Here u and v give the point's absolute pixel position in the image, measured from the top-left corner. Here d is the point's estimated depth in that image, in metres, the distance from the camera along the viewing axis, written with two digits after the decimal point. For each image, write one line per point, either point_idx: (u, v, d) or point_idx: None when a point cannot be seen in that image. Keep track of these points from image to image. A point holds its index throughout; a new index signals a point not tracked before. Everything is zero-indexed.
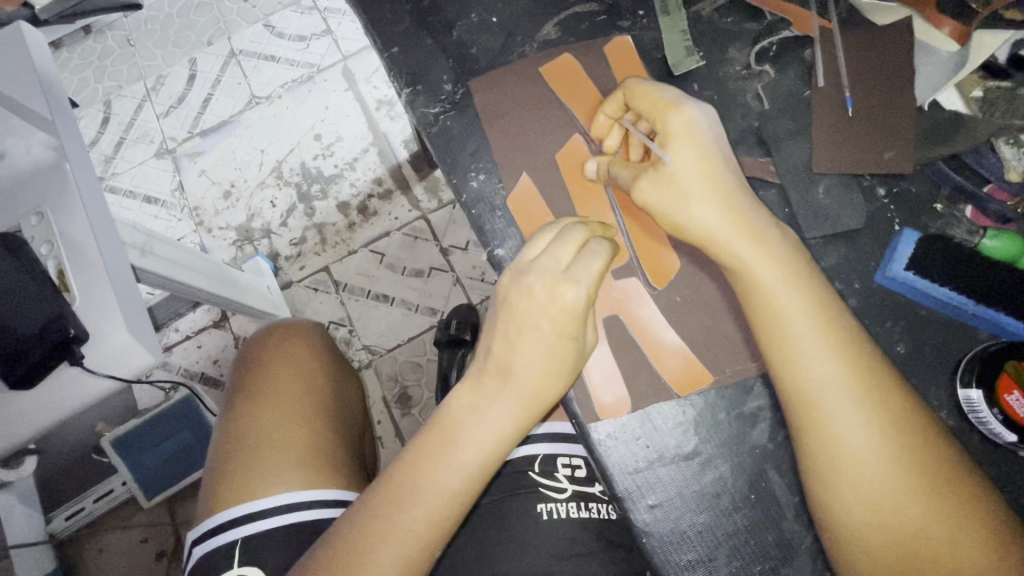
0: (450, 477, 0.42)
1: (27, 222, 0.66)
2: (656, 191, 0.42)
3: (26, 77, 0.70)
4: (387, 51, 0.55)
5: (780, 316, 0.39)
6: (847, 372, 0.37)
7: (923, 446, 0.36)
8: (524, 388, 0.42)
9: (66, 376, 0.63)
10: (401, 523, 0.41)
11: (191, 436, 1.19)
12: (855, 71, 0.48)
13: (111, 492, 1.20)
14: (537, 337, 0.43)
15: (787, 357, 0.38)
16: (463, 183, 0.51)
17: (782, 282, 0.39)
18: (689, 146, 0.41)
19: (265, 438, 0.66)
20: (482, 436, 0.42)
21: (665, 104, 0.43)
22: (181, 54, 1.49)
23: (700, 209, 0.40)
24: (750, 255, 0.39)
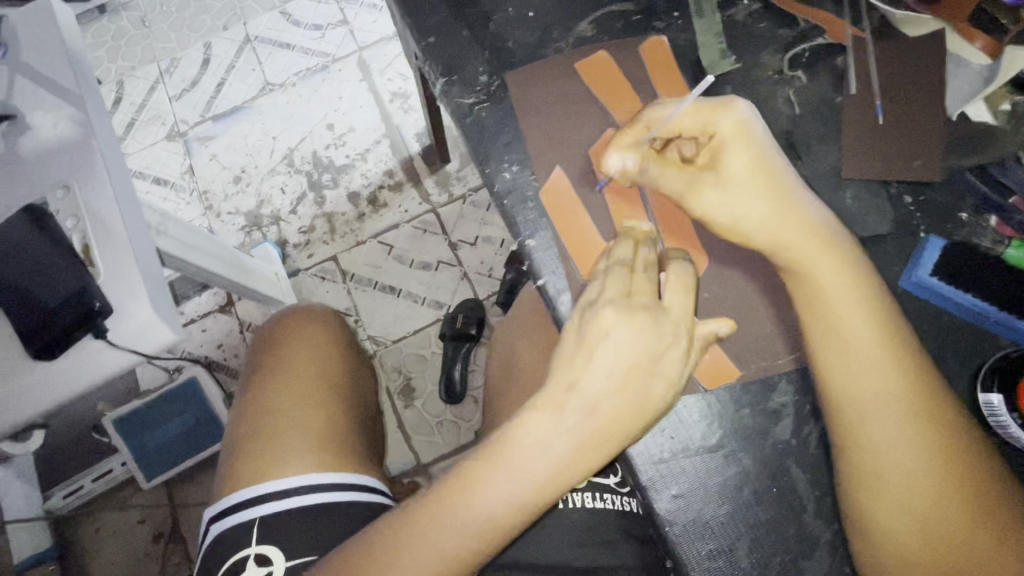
0: (502, 500, 0.41)
1: (53, 195, 0.66)
2: (719, 193, 0.43)
3: (55, 51, 0.71)
4: (423, 41, 0.56)
5: (836, 313, 0.40)
6: (896, 379, 0.39)
7: (957, 453, 0.38)
8: (599, 423, 0.41)
9: (85, 351, 0.62)
10: (451, 526, 0.41)
11: (194, 419, 1.18)
12: (886, 81, 0.49)
13: (111, 472, 1.19)
14: (613, 367, 0.41)
15: (839, 354, 0.40)
16: (496, 174, 0.51)
17: (845, 285, 0.41)
18: (743, 149, 0.43)
19: (293, 425, 0.67)
20: (540, 466, 0.40)
21: (711, 108, 0.45)
22: (195, 37, 1.49)
23: (763, 207, 0.42)
24: (815, 256, 0.41)
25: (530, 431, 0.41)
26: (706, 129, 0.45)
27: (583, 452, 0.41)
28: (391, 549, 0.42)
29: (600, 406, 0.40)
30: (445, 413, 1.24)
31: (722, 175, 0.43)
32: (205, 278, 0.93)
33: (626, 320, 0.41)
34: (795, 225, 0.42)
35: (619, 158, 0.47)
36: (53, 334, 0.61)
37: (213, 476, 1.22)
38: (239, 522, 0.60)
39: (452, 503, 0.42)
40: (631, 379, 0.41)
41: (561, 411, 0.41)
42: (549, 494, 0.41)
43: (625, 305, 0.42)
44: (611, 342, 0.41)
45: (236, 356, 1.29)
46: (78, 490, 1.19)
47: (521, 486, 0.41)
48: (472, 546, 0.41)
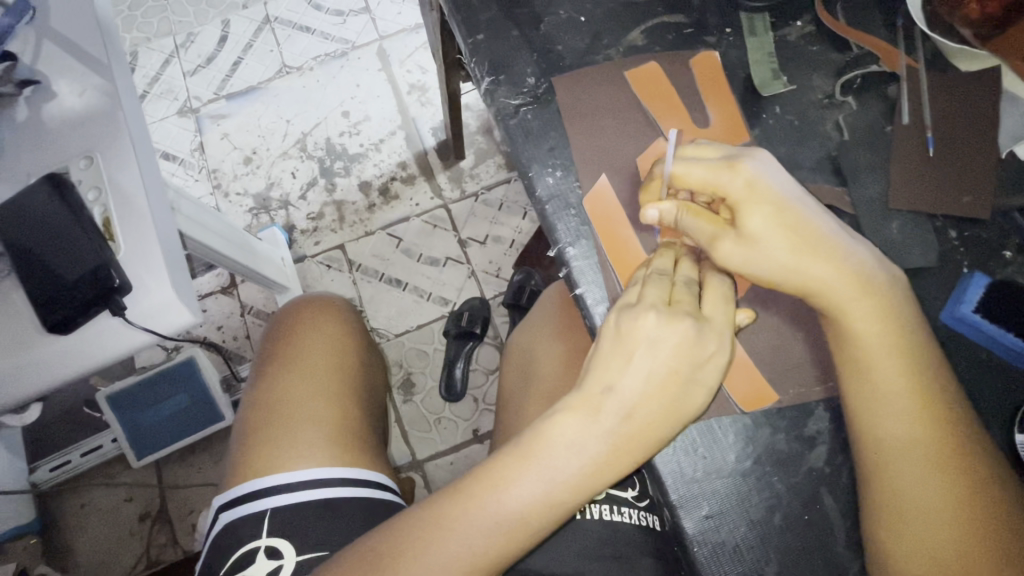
0: (528, 499, 0.40)
1: (76, 164, 0.64)
2: (742, 253, 0.41)
3: (84, 18, 0.69)
4: (471, 38, 0.55)
5: (865, 353, 0.41)
6: (924, 420, 0.39)
7: (983, 502, 0.38)
8: (627, 426, 0.40)
9: (100, 327, 0.61)
10: (468, 524, 0.40)
11: (189, 400, 1.15)
12: (937, 113, 0.49)
13: (100, 448, 1.17)
14: (653, 373, 0.41)
15: (864, 391, 0.41)
16: (539, 178, 0.51)
17: (877, 326, 0.41)
18: (760, 207, 0.41)
19: (307, 416, 0.66)
20: (571, 466, 0.40)
21: (720, 168, 0.42)
22: (214, 14, 1.47)
23: (785, 263, 0.41)
24: (846, 300, 0.41)
25: (564, 432, 0.41)
26: (715, 191, 0.43)
27: (614, 458, 0.40)
28: (411, 541, 0.40)
29: (637, 411, 0.40)
30: (444, 411, 1.23)
31: (744, 233, 0.41)
32: (213, 259, 0.93)
33: (667, 324, 0.41)
34: (822, 271, 0.41)
35: (657, 209, 0.44)
36: (69, 308, 0.59)
37: (205, 459, 1.21)
38: (244, 515, 0.59)
39: (478, 498, 0.40)
40: (669, 386, 0.41)
41: (596, 414, 0.41)
42: (573, 501, 0.40)
43: (667, 310, 0.42)
44: (651, 345, 0.41)
45: (235, 339, 1.27)
46: (66, 464, 1.16)
47: (549, 487, 0.40)
48: (495, 545, 0.40)
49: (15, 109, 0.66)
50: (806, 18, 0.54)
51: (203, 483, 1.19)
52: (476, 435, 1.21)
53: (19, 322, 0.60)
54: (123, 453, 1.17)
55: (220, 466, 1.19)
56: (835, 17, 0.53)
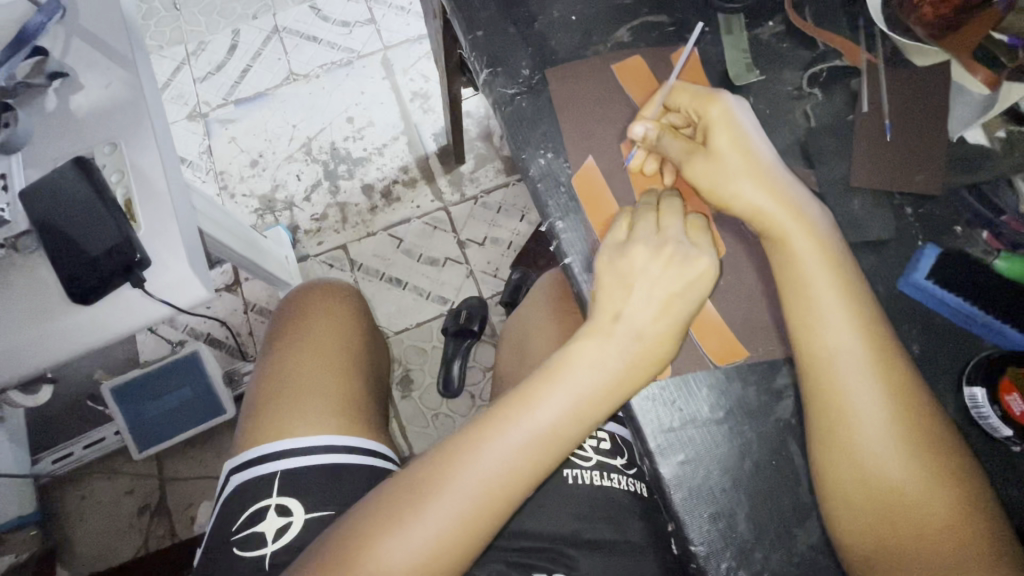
0: (555, 415, 0.47)
1: (101, 150, 0.69)
2: (708, 168, 0.49)
3: (111, 18, 0.74)
4: (472, 34, 0.60)
5: (808, 286, 0.45)
6: (869, 353, 0.43)
7: (922, 429, 0.42)
8: (642, 344, 0.47)
9: (119, 300, 0.65)
10: (496, 444, 0.46)
11: (191, 394, 1.18)
12: (895, 103, 0.53)
13: (103, 441, 1.19)
14: (655, 297, 0.48)
15: (811, 331, 0.45)
16: (532, 160, 0.55)
17: (817, 256, 0.46)
18: (727, 131, 0.49)
19: (320, 383, 0.70)
20: (592, 381, 0.47)
21: (703, 98, 0.51)
22: (225, 23, 1.54)
23: (742, 182, 0.48)
24: (788, 226, 0.47)
25: (582, 354, 0.48)
26: (699, 115, 0.51)
27: (634, 372, 0.46)
28: (452, 457, 0.47)
29: (647, 330, 0.47)
30: (441, 406, 1.26)
31: (712, 151, 0.50)
32: (221, 253, 0.97)
33: (657, 252, 0.48)
34: (760, 196, 0.47)
35: (643, 124, 0.51)
36: (92, 280, 0.63)
37: (205, 451, 1.23)
38: (256, 475, 0.63)
39: (511, 419, 0.47)
40: (672, 306, 0.47)
41: (610, 336, 0.48)
42: (601, 411, 0.47)
43: (656, 240, 0.48)
44: (647, 275, 0.48)
45: (239, 334, 1.31)
46: (69, 456, 1.19)
47: (576, 402, 0.47)
48: (531, 456, 0.46)
49: (44, 99, 0.71)
50: (777, 19, 0.59)
51: (202, 475, 1.21)
52: None
53: (45, 294, 0.64)
54: (125, 446, 1.19)
55: (220, 459, 1.22)
56: (803, 18, 0.58)
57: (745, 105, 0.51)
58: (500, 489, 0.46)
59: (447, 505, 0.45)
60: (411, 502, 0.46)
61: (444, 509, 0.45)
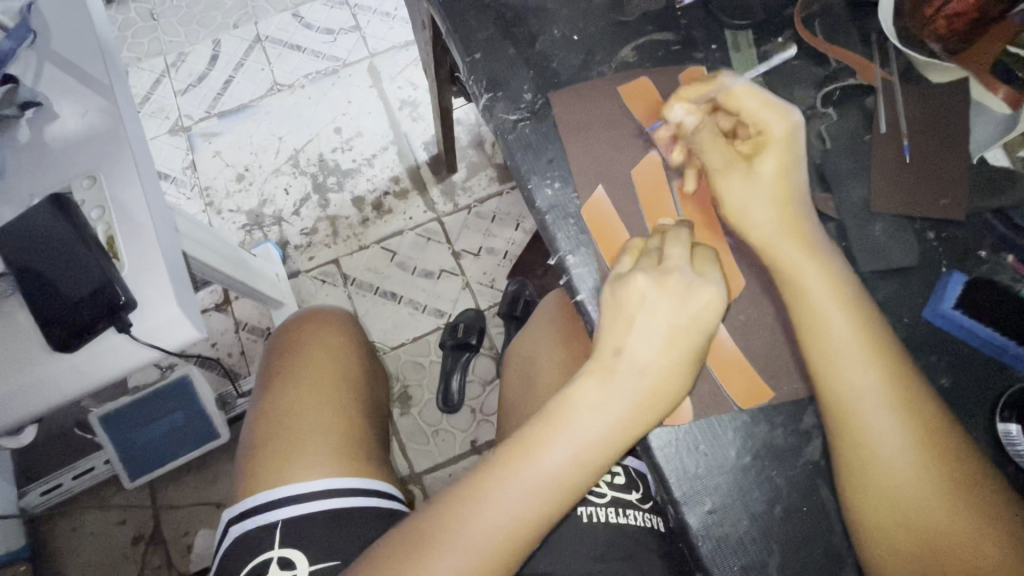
0: (562, 461, 0.44)
1: (78, 184, 0.65)
2: (740, 185, 0.47)
3: (86, 41, 0.70)
4: (470, 56, 0.57)
5: (818, 325, 0.44)
6: (887, 394, 0.41)
7: (949, 460, 0.40)
8: (647, 383, 0.44)
9: (104, 345, 0.61)
10: (504, 493, 0.44)
11: (184, 418, 1.13)
12: (913, 121, 0.52)
13: (93, 470, 1.15)
14: (657, 334, 0.45)
15: (825, 370, 0.43)
16: (538, 190, 0.53)
17: (841, 306, 0.44)
18: (779, 153, 0.47)
19: (317, 424, 0.68)
20: (596, 423, 0.44)
21: (768, 111, 0.48)
22: (205, 33, 1.49)
23: (769, 214, 0.46)
24: (796, 261, 0.45)
25: (586, 396, 0.45)
26: (756, 125, 0.48)
27: (639, 413, 0.44)
28: (456, 507, 0.44)
29: (650, 367, 0.45)
30: (441, 423, 1.24)
31: (751, 172, 0.47)
32: (208, 275, 0.93)
33: (657, 286, 0.45)
34: (785, 243, 0.46)
35: (681, 109, 0.51)
36: (77, 326, 0.59)
37: (200, 477, 1.19)
38: (256, 526, 0.61)
39: (515, 465, 0.45)
40: (677, 341, 0.45)
41: (612, 375, 0.45)
42: (606, 455, 0.45)
43: (657, 272, 0.46)
44: (648, 307, 0.45)
45: (230, 355, 1.27)
46: (58, 487, 1.14)
47: (581, 446, 0.44)
48: (536, 504, 0.44)
49: (17, 131, 0.67)
50: (786, 34, 0.57)
51: (199, 503, 1.18)
52: (474, 447, 1.22)
53: (25, 340, 0.61)
54: (116, 474, 1.15)
55: (216, 486, 1.18)
56: (813, 33, 0.57)
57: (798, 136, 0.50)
58: (504, 540, 0.43)
59: (452, 560, 0.42)
60: (417, 555, 0.43)
61: (448, 565, 0.42)
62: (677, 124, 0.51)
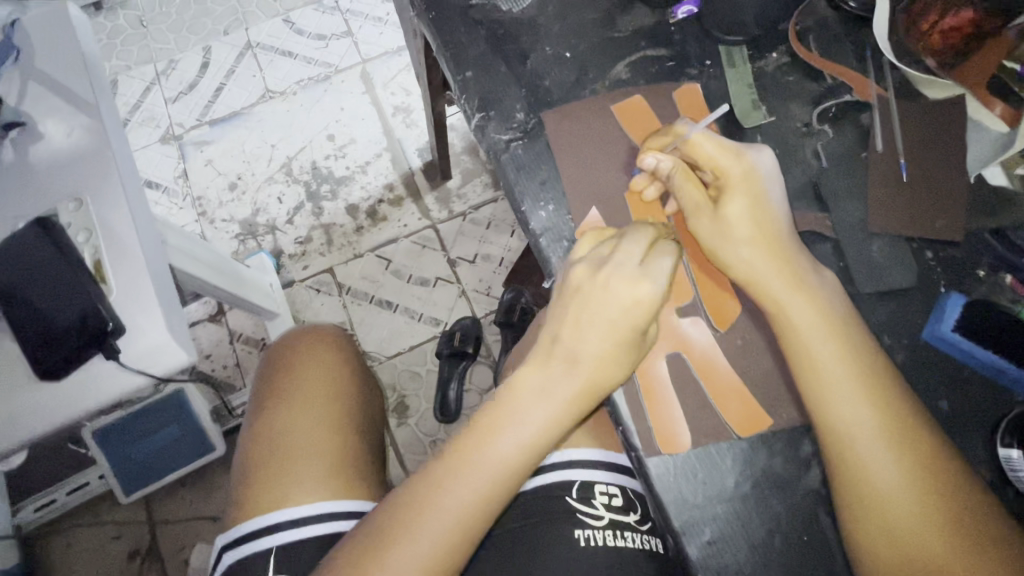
0: (510, 446, 0.46)
1: (64, 206, 0.64)
2: (712, 229, 0.45)
3: (71, 59, 0.69)
4: (460, 75, 0.57)
5: (813, 354, 0.42)
6: (886, 423, 0.41)
7: (951, 492, 0.39)
8: (583, 369, 0.45)
9: (91, 371, 0.60)
10: (454, 480, 0.46)
11: (179, 430, 1.12)
12: (909, 139, 0.51)
13: (86, 485, 1.14)
14: (593, 324, 0.45)
15: (820, 401, 0.42)
16: (532, 212, 0.52)
17: (833, 333, 0.42)
18: (744, 197, 0.44)
19: (306, 445, 0.67)
20: (540, 413, 0.46)
21: (729, 150, 0.45)
22: (195, 41, 1.48)
23: (744, 253, 0.44)
24: (782, 297, 0.43)
25: (527, 383, 0.46)
26: (714, 171, 0.46)
27: (579, 398, 0.45)
28: (415, 499, 0.46)
29: (585, 356, 0.45)
30: (439, 432, 1.22)
31: (720, 216, 0.44)
32: (198, 288, 0.92)
33: (592, 276, 0.45)
34: (770, 274, 0.43)
35: (655, 158, 0.47)
36: (63, 353, 0.58)
37: (196, 491, 1.18)
38: (253, 552, 0.61)
39: (465, 457, 0.46)
40: (612, 332, 0.44)
41: (550, 364, 0.46)
42: (548, 437, 0.46)
43: (596, 262, 0.46)
44: (589, 301, 0.45)
45: (224, 367, 1.26)
46: (51, 503, 1.13)
47: (525, 430, 0.46)
48: (483, 493, 0.45)
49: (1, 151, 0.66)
50: (780, 49, 0.56)
51: (195, 516, 1.16)
52: None
53: (11, 368, 0.59)
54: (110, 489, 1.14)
55: (212, 499, 1.17)
56: (808, 48, 0.56)
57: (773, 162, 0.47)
58: (456, 530, 0.45)
59: (409, 551, 0.44)
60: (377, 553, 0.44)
61: (404, 557, 0.44)
62: (652, 170, 0.48)
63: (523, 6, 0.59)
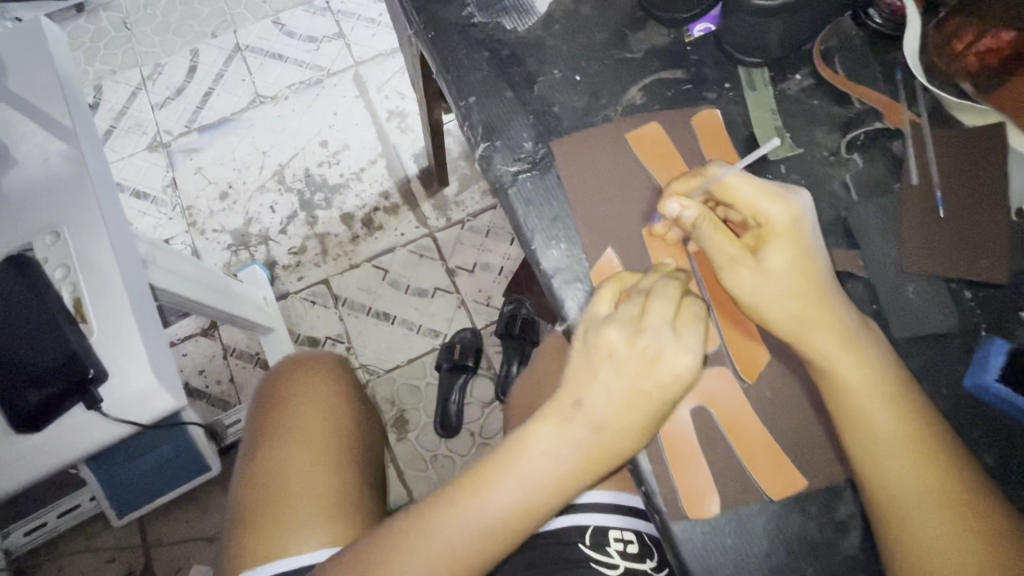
0: (510, 502, 0.43)
1: (40, 240, 0.59)
2: (752, 283, 0.41)
3: (46, 81, 0.64)
4: (464, 100, 0.53)
5: (861, 412, 0.40)
6: (943, 490, 0.38)
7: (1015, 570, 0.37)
8: (602, 435, 0.41)
9: (72, 420, 0.56)
10: (447, 525, 0.44)
11: (170, 452, 1.05)
12: (946, 170, 0.48)
13: (78, 507, 1.08)
14: (618, 391, 0.41)
15: (869, 463, 0.40)
16: (543, 251, 0.49)
17: (883, 392, 0.40)
18: (788, 249, 0.41)
19: (306, 493, 0.63)
20: (547, 472, 0.42)
21: (768, 196, 0.42)
22: (182, 44, 1.42)
23: (787, 309, 0.41)
24: (829, 353, 0.41)
25: (540, 440, 0.42)
26: (756, 217, 0.42)
27: (592, 463, 0.42)
28: (404, 537, 0.45)
29: (607, 424, 0.41)
30: (439, 448, 1.16)
31: (760, 269, 0.41)
32: (187, 308, 0.85)
33: (627, 342, 0.41)
34: (819, 331, 0.41)
35: (679, 206, 0.43)
36: (40, 402, 0.54)
37: (192, 511, 1.14)
38: None
39: (462, 503, 0.44)
40: (637, 401, 0.40)
41: (568, 425, 0.42)
42: (554, 499, 0.43)
43: (631, 325, 0.41)
44: (614, 361, 0.41)
45: (218, 383, 1.19)
46: (43, 526, 1.07)
47: (530, 489, 0.42)
48: (477, 545, 0.43)
49: None
50: (804, 71, 0.53)
51: (192, 537, 1.12)
52: None
53: None
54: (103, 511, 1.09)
55: (209, 518, 1.13)
56: (834, 70, 0.52)
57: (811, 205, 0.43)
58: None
59: None
60: None
61: None
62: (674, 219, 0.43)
63: (529, 25, 0.55)
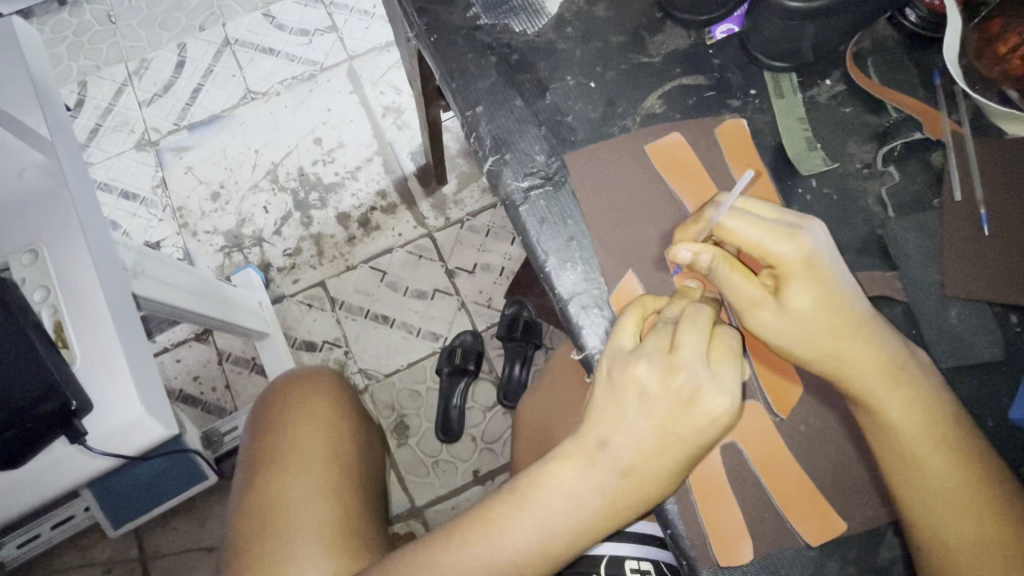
0: (523, 547, 0.39)
1: (17, 260, 0.49)
2: (776, 322, 0.38)
3: (13, 68, 0.53)
4: (471, 110, 0.49)
5: (908, 453, 0.37)
6: (994, 538, 0.36)
7: None
8: (627, 479, 0.38)
9: (52, 459, 0.48)
10: (455, 567, 0.40)
11: (169, 461, 0.91)
12: (990, 184, 0.45)
13: (71, 518, 0.95)
14: (647, 433, 0.38)
15: (914, 510, 0.38)
16: (557, 274, 0.45)
17: (930, 431, 0.37)
18: (810, 288, 0.37)
19: (306, 521, 0.61)
20: (565, 516, 0.39)
21: (780, 234, 0.37)
22: (168, 38, 1.32)
23: (822, 345, 0.38)
24: (877, 388, 0.38)
25: (560, 482, 0.39)
26: (766, 259, 0.38)
27: (615, 508, 0.39)
28: None
29: (634, 468, 0.38)
30: (441, 453, 1.09)
31: (784, 310, 0.37)
32: (179, 317, 0.76)
33: (660, 381, 0.38)
34: (861, 367, 0.38)
35: (691, 253, 0.39)
36: (7, 440, 0.45)
37: (190, 524, 1.03)
38: None
39: (471, 543, 0.40)
40: (668, 445, 0.38)
41: (592, 466, 0.39)
42: (570, 546, 0.39)
43: (662, 362, 0.38)
44: (644, 401, 0.38)
45: (214, 391, 1.10)
46: (35, 538, 0.94)
47: (546, 535, 0.39)
48: None
49: None
50: (835, 76, 0.49)
51: (195, 547, 1.02)
52: (477, 478, 1.08)
53: None
54: (98, 522, 0.97)
55: (207, 529, 1.03)
56: (867, 75, 0.49)
57: (825, 231, 0.39)
58: None
59: None
60: None
61: None
62: (687, 265, 0.40)
63: (539, 27, 0.51)
